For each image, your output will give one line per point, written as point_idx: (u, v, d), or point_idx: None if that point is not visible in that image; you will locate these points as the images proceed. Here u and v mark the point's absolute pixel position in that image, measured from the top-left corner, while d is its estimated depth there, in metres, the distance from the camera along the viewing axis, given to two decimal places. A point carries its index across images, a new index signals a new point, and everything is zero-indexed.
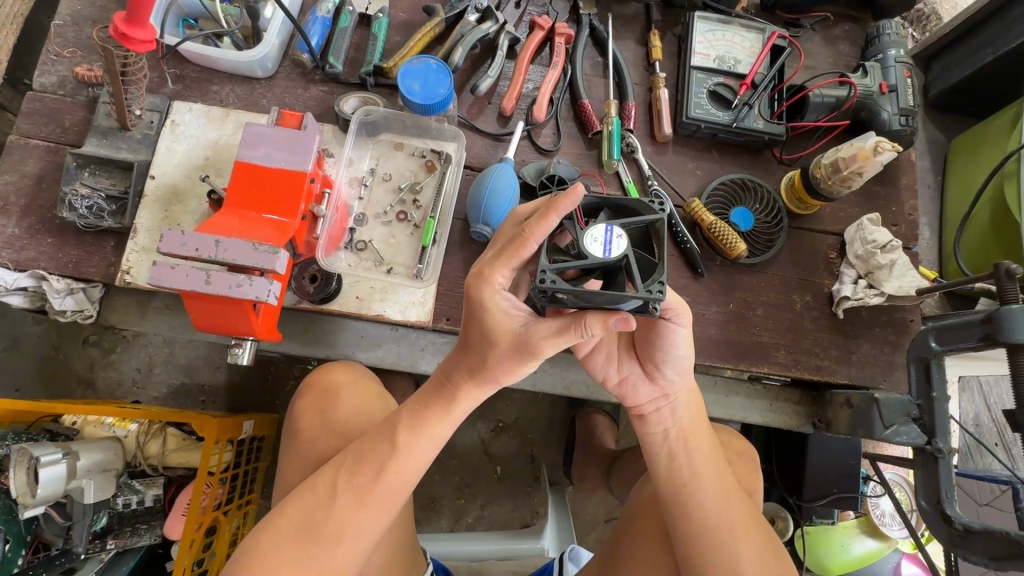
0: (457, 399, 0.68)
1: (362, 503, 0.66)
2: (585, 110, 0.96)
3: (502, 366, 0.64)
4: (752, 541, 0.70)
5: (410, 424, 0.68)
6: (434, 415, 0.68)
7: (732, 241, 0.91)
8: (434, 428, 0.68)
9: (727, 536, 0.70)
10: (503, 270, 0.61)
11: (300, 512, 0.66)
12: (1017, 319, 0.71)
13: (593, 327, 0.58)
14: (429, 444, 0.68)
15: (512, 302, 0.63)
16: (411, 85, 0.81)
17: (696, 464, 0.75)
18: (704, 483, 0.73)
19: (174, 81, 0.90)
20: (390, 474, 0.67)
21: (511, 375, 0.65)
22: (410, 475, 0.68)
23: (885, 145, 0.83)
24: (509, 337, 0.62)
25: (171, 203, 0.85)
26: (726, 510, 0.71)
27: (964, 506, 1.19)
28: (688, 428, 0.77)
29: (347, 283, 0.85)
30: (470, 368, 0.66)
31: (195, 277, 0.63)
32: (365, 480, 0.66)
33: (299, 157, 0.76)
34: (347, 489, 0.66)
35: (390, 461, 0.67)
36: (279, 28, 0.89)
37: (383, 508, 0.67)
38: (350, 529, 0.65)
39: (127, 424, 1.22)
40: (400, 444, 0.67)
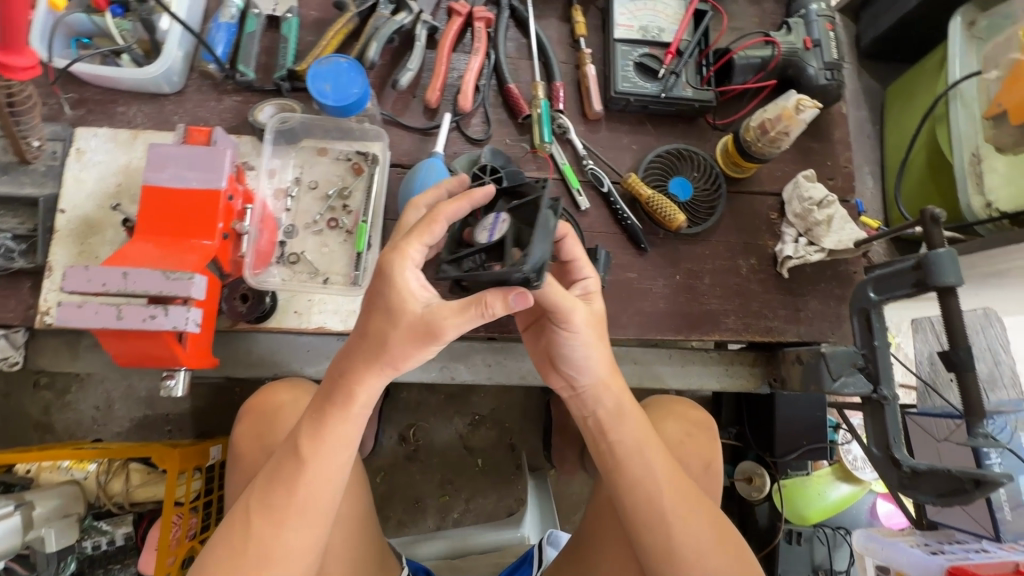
0: (355, 393, 0.60)
1: (279, 526, 0.59)
2: (512, 94, 0.94)
3: (405, 349, 0.57)
4: (697, 517, 0.67)
5: (316, 432, 0.60)
6: (340, 419, 0.60)
7: (670, 213, 0.91)
8: (343, 431, 0.61)
9: (670, 518, 0.66)
10: (417, 245, 0.57)
11: (221, 543, 0.60)
12: (943, 261, 0.72)
13: (495, 308, 0.54)
14: (342, 449, 0.61)
15: (422, 282, 0.58)
16: (322, 86, 0.78)
17: (627, 443, 0.71)
18: (632, 467, 0.69)
19: (74, 106, 0.85)
20: (301, 492, 0.60)
21: (413, 360, 0.59)
22: (328, 487, 0.61)
23: (806, 102, 0.83)
24: (412, 319, 0.56)
25: (85, 236, 0.81)
26: (663, 490, 0.68)
27: (925, 443, 1.22)
28: (617, 410, 0.73)
29: (283, 299, 0.82)
30: (376, 358, 0.58)
31: (105, 313, 0.60)
32: (278, 498, 0.59)
33: (212, 175, 0.73)
34: (260, 513, 0.59)
35: (301, 474, 0.59)
36: (179, 39, 0.84)
37: (306, 526, 0.60)
38: (274, 555, 0.59)
39: (85, 465, 1.16)
40: (306, 456, 0.60)
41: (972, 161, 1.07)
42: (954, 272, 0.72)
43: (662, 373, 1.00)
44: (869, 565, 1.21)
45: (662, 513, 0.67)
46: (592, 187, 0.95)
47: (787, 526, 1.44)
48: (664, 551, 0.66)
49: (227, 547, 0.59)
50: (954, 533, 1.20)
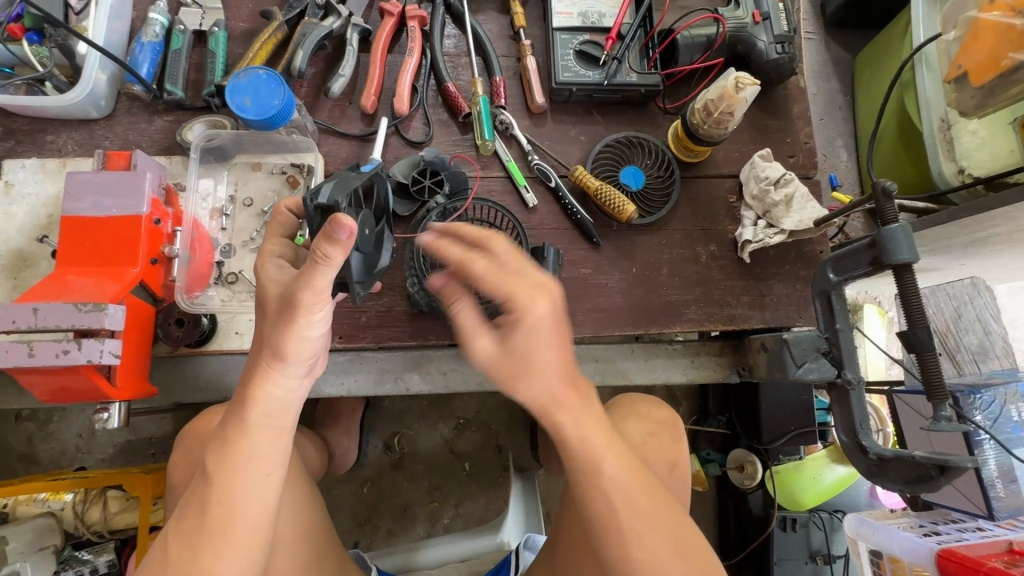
0: (252, 398, 0.59)
1: (195, 557, 0.57)
2: (450, 93, 0.91)
3: (281, 337, 0.57)
4: (664, 537, 0.59)
5: (225, 450, 0.59)
6: (243, 433, 0.60)
7: (620, 204, 0.87)
8: (249, 445, 0.60)
9: (628, 546, 0.58)
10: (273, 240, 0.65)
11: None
12: (897, 238, 0.68)
13: (326, 250, 0.51)
14: (253, 465, 0.60)
15: (282, 270, 0.62)
16: (242, 100, 0.76)
17: (594, 463, 0.58)
18: (596, 492, 0.59)
19: (2, 139, 0.84)
20: (214, 513, 0.58)
21: (297, 345, 0.58)
22: (246, 507, 0.59)
23: (745, 80, 0.80)
24: (274, 301, 0.59)
25: (17, 269, 0.79)
26: (627, 514, 0.58)
27: (913, 424, 1.19)
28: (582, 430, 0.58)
29: (223, 321, 0.81)
30: (265, 358, 0.59)
31: (17, 352, 0.59)
32: (192, 521, 0.58)
33: (132, 200, 0.71)
34: (176, 541, 0.58)
35: (212, 494, 0.58)
36: (101, 63, 0.82)
37: (230, 548, 0.58)
38: None
39: (62, 496, 1.16)
40: (216, 474, 0.59)
41: (941, 127, 1.03)
42: (909, 249, 0.68)
43: (626, 369, 0.97)
44: (862, 550, 1.17)
45: (624, 538, 0.58)
46: (540, 182, 0.92)
47: (779, 513, 1.41)
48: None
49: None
50: (950, 512, 1.16)
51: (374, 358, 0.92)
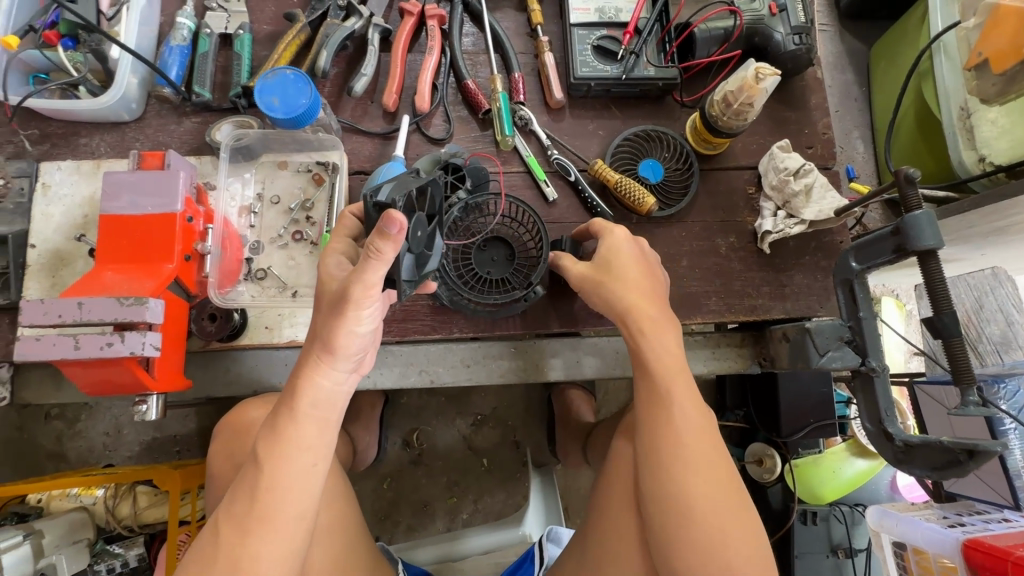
0: (302, 388, 0.62)
1: (245, 542, 0.59)
2: (470, 90, 0.93)
3: (330, 330, 0.60)
4: (712, 466, 0.68)
5: (274, 441, 0.61)
6: (292, 421, 0.62)
7: (640, 196, 0.88)
8: (299, 434, 0.62)
9: (678, 467, 0.67)
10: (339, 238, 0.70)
11: (193, 561, 0.60)
12: (922, 225, 0.68)
13: (379, 245, 0.53)
14: (300, 453, 0.62)
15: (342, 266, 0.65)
16: (271, 100, 0.78)
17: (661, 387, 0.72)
18: (659, 410, 0.70)
19: (37, 142, 0.86)
20: (263, 503, 0.60)
21: (346, 338, 0.60)
22: (293, 498, 0.61)
23: (766, 70, 0.80)
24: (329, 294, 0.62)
25: (55, 268, 0.82)
26: (689, 437, 0.68)
27: (935, 415, 1.17)
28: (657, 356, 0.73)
29: (252, 315, 0.83)
30: (316, 351, 0.62)
31: (64, 344, 0.61)
32: (243, 507, 0.60)
33: (167, 198, 0.73)
34: (227, 526, 0.60)
35: (263, 479, 0.60)
36: (132, 66, 0.84)
37: (279, 534, 0.60)
38: (248, 563, 0.59)
39: (94, 491, 1.19)
40: (265, 462, 0.61)
41: (961, 115, 1.02)
42: (933, 235, 0.68)
43: None
44: (885, 542, 1.17)
45: (680, 456, 0.67)
46: (559, 176, 0.94)
47: (799, 506, 1.40)
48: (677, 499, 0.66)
49: (200, 565, 0.59)
50: (974, 503, 1.15)
51: (398, 352, 0.93)
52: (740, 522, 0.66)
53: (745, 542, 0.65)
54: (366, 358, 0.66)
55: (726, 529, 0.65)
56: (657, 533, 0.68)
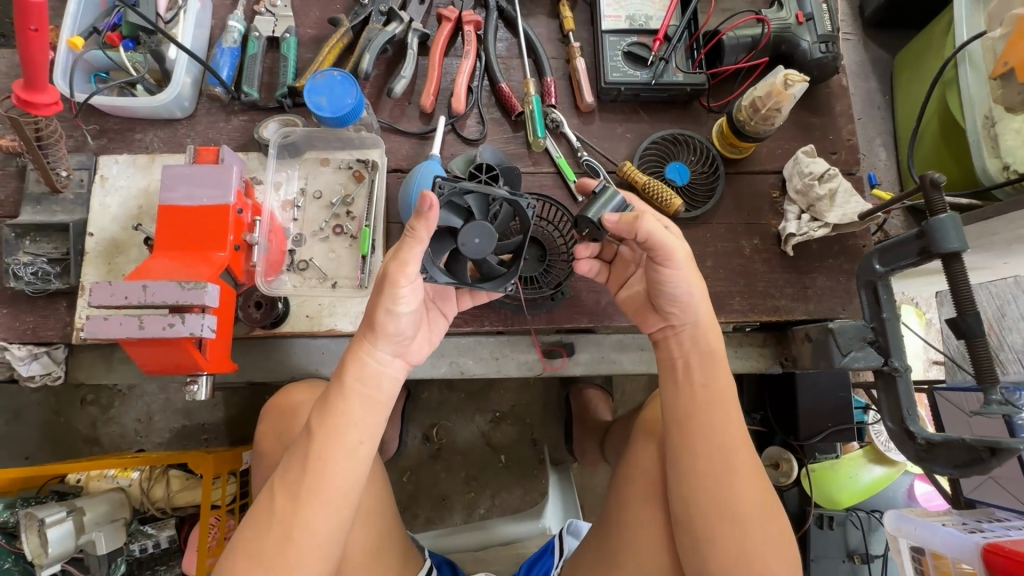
0: (349, 367, 0.66)
1: (297, 509, 0.63)
2: (504, 93, 0.96)
3: (375, 309, 0.64)
4: (752, 469, 0.71)
5: (326, 415, 0.65)
6: (342, 396, 0.65)
7: (667, 198, 0.91)
8: (348, 409, 0.65)
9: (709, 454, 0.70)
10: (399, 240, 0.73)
11: (249, 525, 0.64)
12: (947, 228, 0.70)
13: (416, 225, 0.59)
14: (349, 428, 0.65)
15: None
16: (319, 100, 0.82)
17: (713, 390, 0.73)
18: (708, 414, 0.72)
19: (96, 137, 0.91)
20: (313, 474, 0.64)
21: (390, 318, 0.65)
22: (341, 471, 0.64)
23: (794, 77, 0.83)
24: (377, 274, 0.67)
25: (111, 256, 0.87)
26: (735, 442, 0.71)
27: (953, 418, 1.16)
28: (708, 355, 0.74)
29: (295, 304, 0.88)
30: (363, 332, 0.66)
31: (129, 324, 0.66)
32: (296, 476, 0.64)
33: (221, 190, 0.78)
34: (282, 494, 0.64)
35: (314, 451, 0.64)
36: (187, 67, 0.89)
37: (329, 505, 0.64)
38: (300, 529, 0.63)
39: (129, 473, 1.24)
40: (317, 436, 0.64)
41: (986, 124, 1.04)
42: (958, 238, 0.70)
43: None
44: (902, 547, 1.17)
45: (728, 461, 0.70)
46: (588, 177, 0.97)
47: (816, 510, 1.41)
48: (721, 500, 0.69)
49: (255, 529, 0.64)
50: (995, 511, 1.13)
51: None
52: (773, 524, 0.69)
53: (775, 540, 0.69)
54: (409, 342, 0.68)
55: (763, 528, 0.69)
56: (689, 527, 0.70)
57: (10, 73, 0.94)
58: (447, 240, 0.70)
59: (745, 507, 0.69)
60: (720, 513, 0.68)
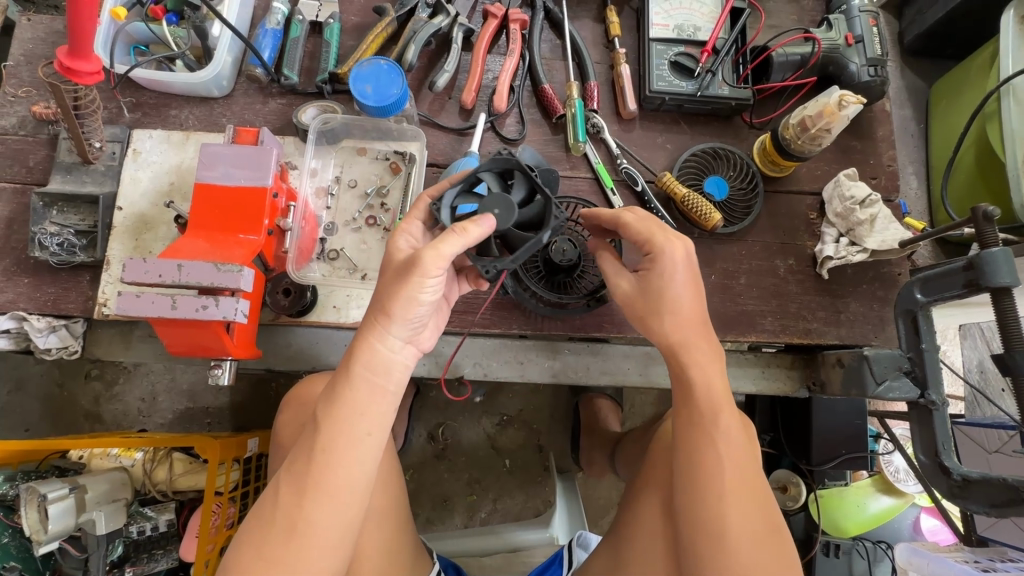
0: (357, 354, 0.64)
1: (301, 505, 0.61)
2: (547, 95, 0.95)
3: (392, 296, 0.63)
4: (744, 496, 0.66)
5: (333, 408, 0.63)
6: (349, 385, 0.64)
7: (707, 212, 0.89)
8: (355, 399, 0.63)
9: (717, 475, 0.66)
10: (411, 219, 0.70)
11: (255, 516, 0.63)
12: (999, 262, 0.68)
13: (467, 225, 0.63)
14: (359, 419, 0.63)
15: (411, 243, 0.68)
16: (364, 87, 0.81)
17: (704, 409, 0.70)
18: (701, 436, 0.69)
19: (131, 110, 0.90)
20: (319, 470, 0.62)
21: (404, 307, 0.63)
22: (343, 469, 0.62)
23: (849, 98, 0.82)
24: (399, 263, 0.65)
25: (139, 232, 0.85)
26: (728, 468, 0.67)
27: (972, 454, 1.13)
28: (700, 378, 0.71)
29: (322, 294, 0.85)
30: (375, 318, 0.65)
31: (162, 303, 0.64)
32: (301, 467, 0.62)
33: (258, 173, 0.76)
34: (287, 489, 0.62)
35: (319, 440, 0.62)
36: (229, 45, 0.88)
37: (331, 499, 0.62)
38: (302, 522, 0.61)
39: (132, 453, 1.22)
40: (322, 424, 0.63)
41: None
42: (1009, 273, 0.68)
43: None
44: None
45: (714, 488, 0.66)
46: (626, 185, 0.95)
47: (823, 537, 1.38)
48: (711, 528, 0.65)
49: (259, 521, 0.62)
50: (1008, 551, 1.11)
51: (454, 342, 0.96)
52: (777, 549, 0.65)
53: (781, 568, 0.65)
54: (421, 330, 0.68)
55: (758, 559, 0.64)
56: (687, 550, 0.67)
57: (49, 39, 0.92)
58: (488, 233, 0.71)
59: (736, 539, 0.64)
60: (709, 542, 0.65)
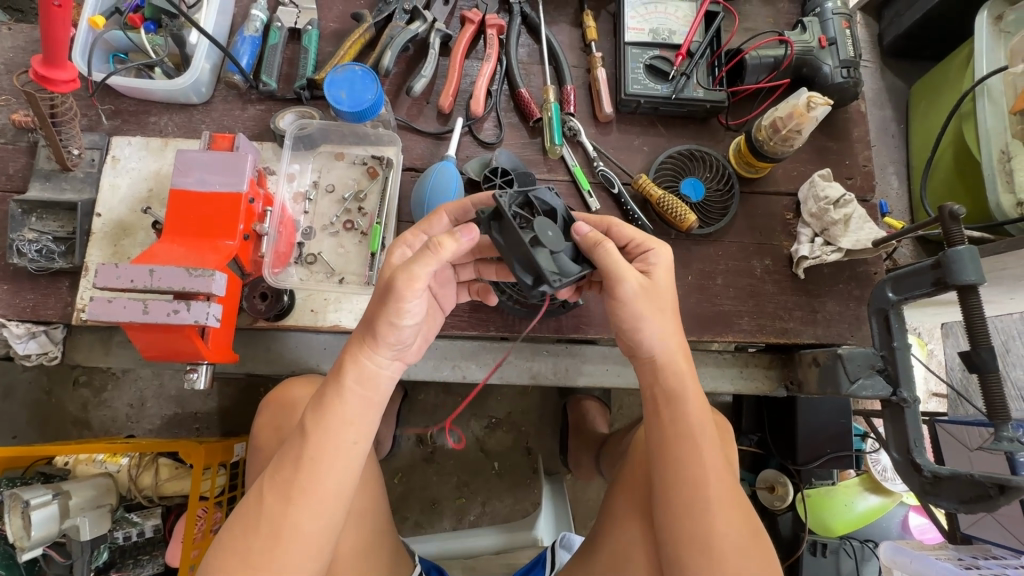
0: (348, 366, 0.65)
1: (286, 513, 0.61)
2: (523, 99, 0.96)
3: (380, 317, 0.64)
4: (725, 502, 0.67)
5: (323, 417, 0.64)
6: (338, 396, 0.64)
7: (682, 213, 0.90)
8: (344, 409, 0.64)
9: (697, 482, 0.67)
10: (410, 233, 0.71)
11: (237, 521, 0.63)
12: (964, 260, 0.69)
13: (444, 242, 0.62)
14: (345, 429, 0.64)
15: (404, 257, 0.68)
16: (339, 93, 0.83)
17: (686, 419, 0.70)
18: (681, 446, 0.69)
19: (110, 117, 0.91)
20: (307, 479, 0.62)
21: (395, 328, 0.64)
22: (330, 479, 0.63)
23: (818, 100, 0.83)
24: (385, 281, 0.65)
25: (118, 238, 0.86)
26: (701, 477, 0.67)
27: (955, 452, 1.12)
28: (677, 390, 0.71)
29: (300, 298, 0.87)
30: (367, 331, 0.65)
31: (134, 308, 0.65)
32: (286, 475, 0.62)
33: (233, 178, 0.77)
34: (271, 495, 0.62)
35: (307, 450, 0.63)
36: (207, 52, 0.89)
37: (317, 507, 0.62)
38: (288, 530, 0.61)
39: (118, 459, 1.22)
40: (310, 434, 0.63)
41: (1000, 159, 1.02)
42: (975, 271, 0.69)
43: None
44: None
45: (700, 499, 0.66)
46: (603, 188, 0.96)
47: (809, 536, 1.38)
48: (697, 533, 0.66)
49: (243, 528, 0.62)
50: (991, 548, 1.11)
51: (434, 345, 0.97)
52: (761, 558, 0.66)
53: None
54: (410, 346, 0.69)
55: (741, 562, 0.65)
56: (668, 550, 0.68)
57: (29, 48, 0.93)
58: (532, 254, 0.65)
59: (723, 543, 0.65)
60: (694, 545, 0.65)
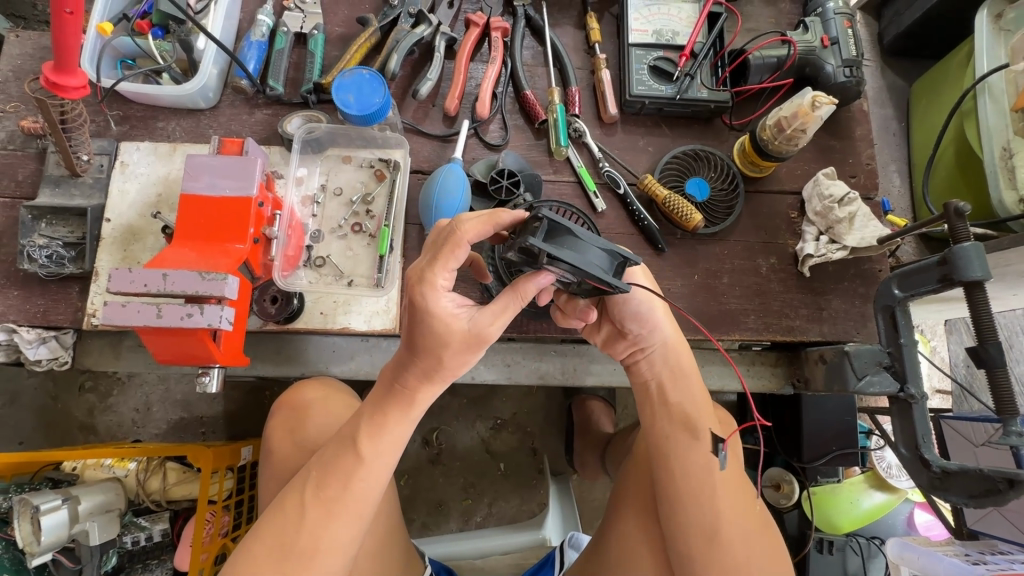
0: (416, 399, 0.66)
1: (331, 516, 0.63)
2: (529, 101, 0.96)
3: (463, 364, 0.64)
4: (741, 503, 0.68)
5: (373, 422, 0.65)
6: (392, 418, 0.65)
7: (688, 213, 0.91)
8: (397, 430, 0.66)
9: (722, 492, 0.68)
10: (442, 273, 0.62)
11: (270, 533, 0.63)
12: (970, 257, 0.69)
13: (523, 287, 0.63)
14: (394, 447, 0.66)
15: (456, 304, 0.63)
16: (346, 97, 0.83)
17: (700, 422, 0.72)
18: (687, 436, 0.71)
19: (118, 123, 0.91)
20: (359, 483, 0.64)
21: (464, 368, 0.66)
22: (379, 481, 0.65)
23: (822, 99, 0.84)
24: (459, 337, 0.62)
25: (128, 242, 0.86)
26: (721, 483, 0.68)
27: (960, 448, 1.12)
28: (679, 380, 0.75)
29: (310, 300, 0.87)
30: (422, 364, 0.63)
31: (147, 312, 0.66)
32: (334, 491, 0.64)
33: (243, 182, 0.77)
34: (315, 502, 0.63)
35: (359, 468, 0.64)
36: (214, 57, 0.89)
37: (356, 518, 0.64)
38: (325, 542, 0.63)
39: (126, 463, 1.21)
40: (363, 454, 0.64)
41: (1002, 156, 1.02)
42: (980, 267, 0.69)
43: None
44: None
45: (710, 495, 0.68)
46: (608, 188, 0.97)
47: (816, 534, 1.38)
48: (705, 522, 0.67)
49: (277, 540, 0.63)
50: (998, 543, 1.11)
51: None
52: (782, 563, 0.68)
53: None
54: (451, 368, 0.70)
55: (745, 552, 0.66)
56: (675, 542, 0.68)
57: (37, 55, 0.94)
58: (585, 257, 0.60)
59: (729, 532, 0.66)
60: (700, 534, 0.66)
